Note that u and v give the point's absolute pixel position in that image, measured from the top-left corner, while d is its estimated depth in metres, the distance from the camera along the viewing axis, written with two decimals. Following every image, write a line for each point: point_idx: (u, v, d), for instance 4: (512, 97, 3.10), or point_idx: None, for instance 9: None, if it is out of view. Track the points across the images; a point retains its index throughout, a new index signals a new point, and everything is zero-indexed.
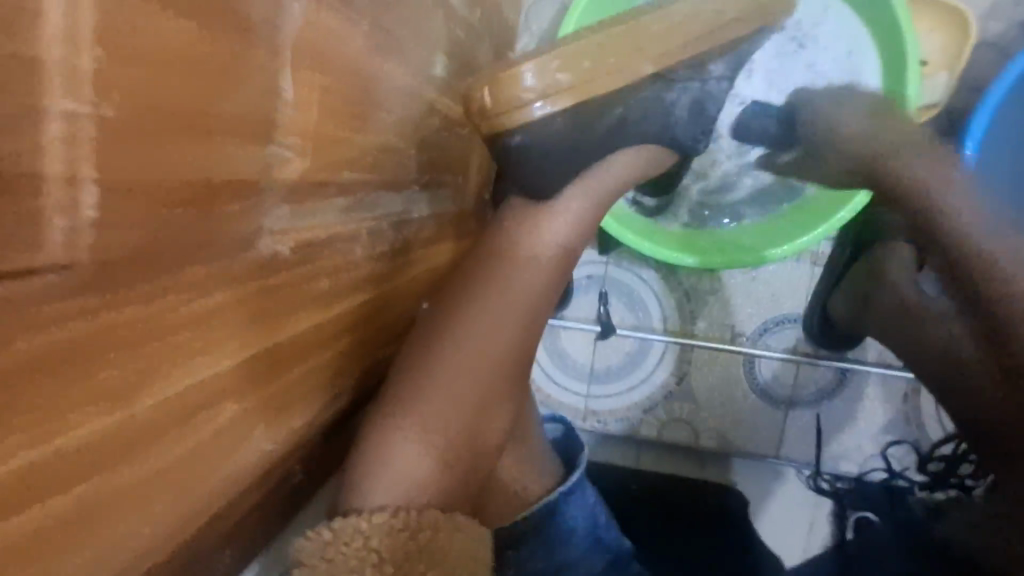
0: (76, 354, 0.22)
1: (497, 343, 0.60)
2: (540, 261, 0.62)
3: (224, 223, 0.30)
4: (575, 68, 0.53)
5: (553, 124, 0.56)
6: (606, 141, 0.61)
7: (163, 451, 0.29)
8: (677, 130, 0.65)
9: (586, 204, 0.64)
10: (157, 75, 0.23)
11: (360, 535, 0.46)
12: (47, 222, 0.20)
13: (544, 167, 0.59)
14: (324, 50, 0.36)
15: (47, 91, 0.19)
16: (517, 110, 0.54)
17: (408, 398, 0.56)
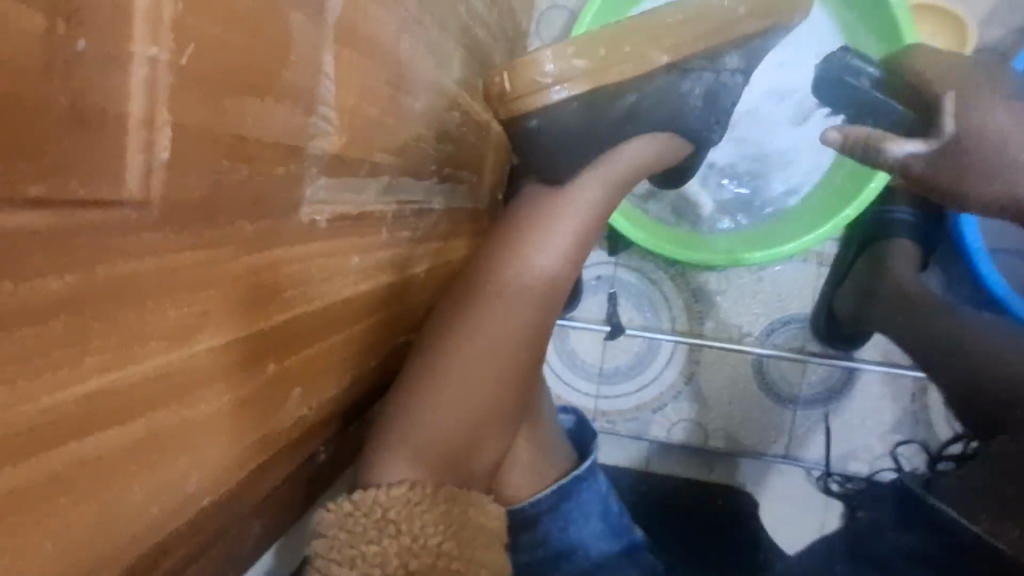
0: (142, 288, 0.24)
1: (515, 327, 0.59)
2: (558, 243, 0.62)
3: (272, 185, 0.31)
4: (591, 55, 0.56)
5: (569, 108, 0.57)
6: (620, 128, 0.63)
7: (209, 398, 0.30)
8: (693, 118, 0.67)
9: (603, 189, 0.65)
10: (222, 47, 0.25)
11: (380, 508, 0.47)
12: (126, 160, 0.22)
13: (559, 152, 0.61)
14: (361, 33, 0.37)
15: (131, 38, 0.21)
16: (535, 94, 0.56)
17: (427, 377, 0.56)
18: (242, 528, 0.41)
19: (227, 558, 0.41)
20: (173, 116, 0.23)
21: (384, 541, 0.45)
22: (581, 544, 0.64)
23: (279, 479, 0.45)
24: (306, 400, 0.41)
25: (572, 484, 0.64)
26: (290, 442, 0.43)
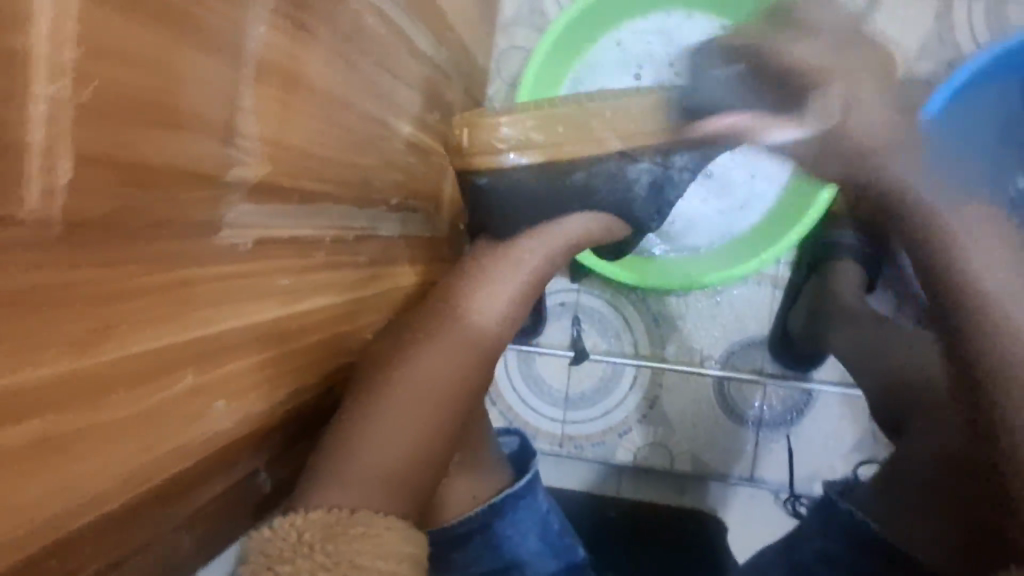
0: (46, 296, 0.27)
1: (444, 369, 0.61)
2: (499, 297, 0.67)
3: (186, 207, 0.35)
4: (548, 129, 0.62)
5: (524, 177, 0.64)
6: (565, 201, 0.67)
7: (122, 399, 0.33)
8: (636, 205, 0.71)
9: (547, 251, 0.69)
10: (120, 84, 0.28)
11: (295, 530, 0.47)
12: (26, 182, 0.25)
13: (504, 212, 0.66)
14: (290, 74, 0.41)
15: (33, 79, 0.25)
16: (492, 156, 0.62)
17: (368, 402, 0.57)
18: (171, 541, 0.42)
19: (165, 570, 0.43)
20: (72, 145, 0.27)
21: (298, 561, 0.46)
22: (518, 561, 0.66)
23: (213, 496, 0.46)
24: (230, 413, 0.43)
25: (507, 501, 0.66)
26: (221, 454, 0.44)
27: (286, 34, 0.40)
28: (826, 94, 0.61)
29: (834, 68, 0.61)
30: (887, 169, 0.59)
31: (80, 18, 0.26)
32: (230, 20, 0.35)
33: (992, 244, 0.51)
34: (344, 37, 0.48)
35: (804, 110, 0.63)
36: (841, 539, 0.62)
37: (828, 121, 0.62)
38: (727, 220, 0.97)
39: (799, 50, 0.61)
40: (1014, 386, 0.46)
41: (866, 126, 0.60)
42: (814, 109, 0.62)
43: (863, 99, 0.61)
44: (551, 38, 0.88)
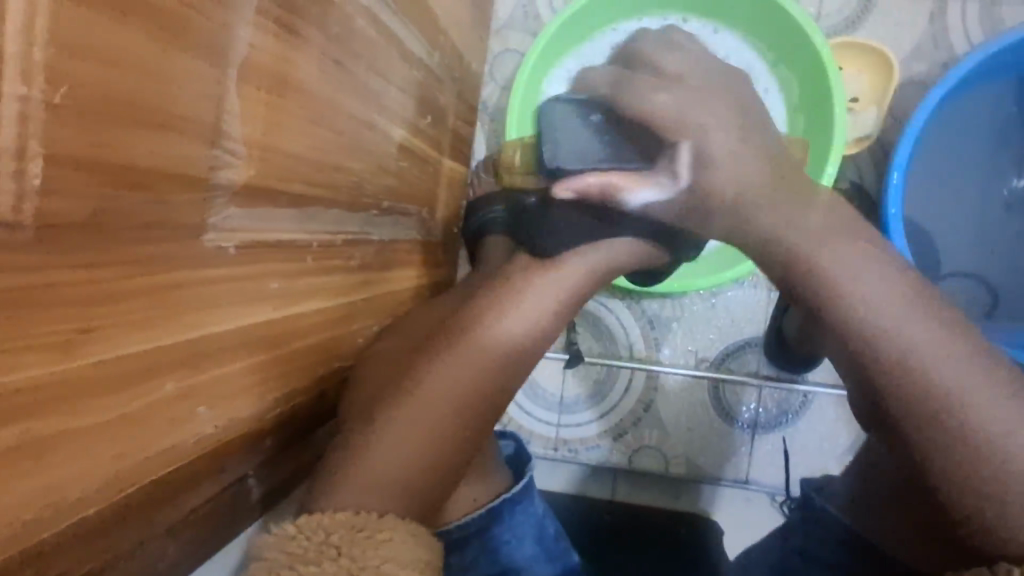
0: (22, 299, 0.27)
1: (483, 375, 0.60)
2: (532, 315, 0.63)
3: (170, 211, 0.35)
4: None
5: (553, 198, 0.72)
6: (608, 221, 0.66)
7: (101, 405, 0.32)
8: (681, 234, 0.70)
9: (591, 270, 0.67)
10: (98, 86, 0.28)
11: (321, 530, 0.46)
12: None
13: (548, 227, 0.66)
14: (277, 76, 0.41)
15: (5, 78, 0.24)
16: (532, 175, 0.76)
17: (392, 406, 0.57)
18: (157, 547, 0.42)
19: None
20: (48, 146, 0.26)
21: (324, 563, 0.44)
22: (517, 567, 0.65)
23: (202, 502, 0.45)
24: (217, 417, 0.43)
25: (503, 505, 0.65)
26: (208, 461, 0.44)
27: (272, 35, 0.40)
28: (676, 160, 0.61)
29: (689, 121, 0.61)
30: (763, 218, 0.58)
31: (55, 20, 0.25)
32: (215, 21, 0.35)
33: (888, 279, 0.51)
34: (334, 39, 0.48)
35: (664, 167, 0.62)
36: (825, 541, 0.61)
37: (685, 178, 0.61)
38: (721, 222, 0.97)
39: (658, 100, 0.63)
40: (911, 402, 0.46)
41: (729, 183, 0.60)
42: (675, 168, 0.61)
43: (722, 159, 0.60)
44: (544, 41, 0.87)
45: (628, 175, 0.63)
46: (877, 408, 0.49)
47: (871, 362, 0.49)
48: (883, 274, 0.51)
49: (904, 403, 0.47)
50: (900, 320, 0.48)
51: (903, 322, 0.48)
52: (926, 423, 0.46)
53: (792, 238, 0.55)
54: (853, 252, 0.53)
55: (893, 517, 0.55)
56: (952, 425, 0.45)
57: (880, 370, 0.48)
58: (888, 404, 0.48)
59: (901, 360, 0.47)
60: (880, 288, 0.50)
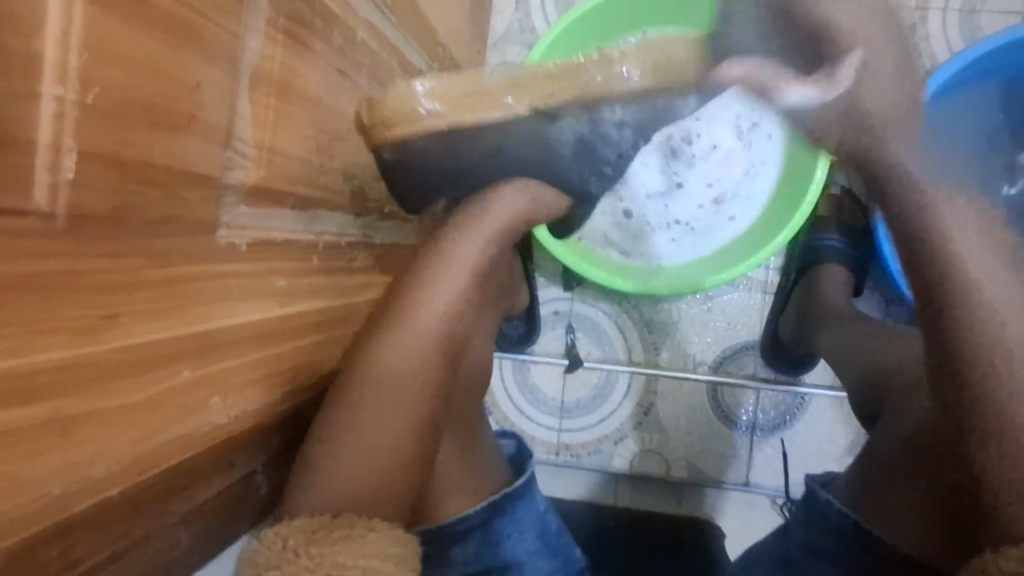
0: (48, 285, 0.28)
1: (421, 370, 0.57)
2: (455, 280, 0.59)
3: (185, 206, 0.37)
4: (461, 90, 0.54)
5: (427, 141, 0.56)
6: (475, 165, 0.60)
7: (120, 389, 0.34)
8: (563, 167, 0.63)
9: (475, 243, 0.61)
10: (120, 87, 0.30)
11: (280, 538, 0.47)
12: (33, 176, 0.27)
13: (419, 177, 0.60)
14: (285, 85, 0.44)
15: (41, 80, 0.26)
16: (407, 120, 0.54)
17: (339, 407, 0.55)
18: (170, 537, 0.43)
19: (165, 566, 0.43)
20: (79, 144, 0.28)
21: (283, 566, 0.45)
22: (516, 560, 0.66)
23: (211, 495, 0.46)
24: (227, 408, 0.44)
25: (509, 499, 0.66)
26: (216, 453, 0.45)
27: (280, 43, 0.42)
28: (839, 64, 0.51)
29: (861, 32, 0.51)
30: (881, 151, 0.52)
31: (87, 23, 0.28)
32: (226, 29, 0.37)
33: (973, 241, 0.47)
34: (338, 50, 0.50)
35: (826, 68, 0.52)
36: (825, 534, 0.59)
37: (843, 87, 0.51)
38: (714, 229, 0.97)
39: (835, 10, 0.51)
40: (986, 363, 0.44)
41: (880, 101, 0.52)
42: (832, 72, 0.51)
43: (883, 70, 0.52)
44: (542, 48, 0.90)
45: (771, 72, 0.53)
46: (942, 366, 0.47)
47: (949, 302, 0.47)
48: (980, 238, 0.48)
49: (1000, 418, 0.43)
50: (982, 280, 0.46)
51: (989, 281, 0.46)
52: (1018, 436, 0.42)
53: (899, 174, 0.51)
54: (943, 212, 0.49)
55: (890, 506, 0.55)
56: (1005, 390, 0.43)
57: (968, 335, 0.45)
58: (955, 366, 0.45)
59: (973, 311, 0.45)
60: (977, 255, 0.47)
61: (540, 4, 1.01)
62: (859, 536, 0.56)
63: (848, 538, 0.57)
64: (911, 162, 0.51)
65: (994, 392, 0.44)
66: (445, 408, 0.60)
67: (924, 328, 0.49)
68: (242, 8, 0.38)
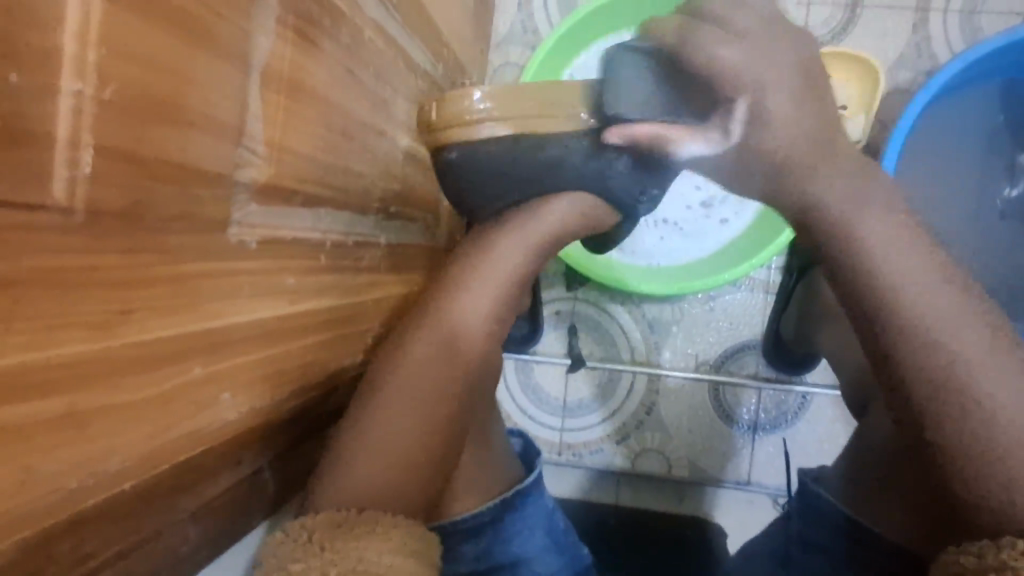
0: (65, 279, 0.29)
1: (439, 369, 0.58)
2: (496, 279, 0.61)
3: (198, 202, 0.37)
4: (523, 96, 0.57)
5: (490, 147, 0.58)
6: (536, 177, 0.61)
7: (132, 384, 0.34)
8: (616, 186, 0.63)
9: (523, 246, 0.62)
10: (135, 84, 0.31)
11: (306, 530, 0.47)
12: (52, 171, 0.27)
13: (478, 184, 0.60)
14: (295, 83, 0.44)
15: (59, 75, 0.27)
16: (469, 126, 0.57)
17: (359, 407, 0.57)
18: (180, 533, 0.43)
19: (175, 563, 0.44)
20: (95, 139, 0.29)
21: (308, 559, 0.45)
22: (523, 558, 0.66)
23: (220, 492, 0.47)
24: (236, 405, 0.44)
25: (516, 497, 0.67)
26: (225, 449, 0.45)
27: (290, 43, 0.42)
28: (730, 115, 0.52)
29: (749, 77, 0.50)
30: (810, 181, 0.51)
31: (103, 20, 0.28)
32: (238, 27, 0.38)
33: (912, 247, 0.48)
34: (346, 49, 0.51)
35: (715, 121, 0.53)
36: (823, 526, 0.59)
37: (727, 143, 0.53)
38: (708, 229, 0.98)
39: (721, 55, 0.50)
40: (924, 375, 0.44)
41: (811, 139, 0.51)
42: (725, 126, 0.53)
43: (775, 120, 0.51)
44: (545, 48, 0.90)
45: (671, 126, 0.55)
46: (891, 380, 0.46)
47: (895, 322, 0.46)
48: (922, 255, 0.47)
49: (947, 430, 0.43)
50: (924, 286, 0.46)
51: (932, 294, 0.45)
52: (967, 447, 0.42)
53: (826, 201, 0.50)
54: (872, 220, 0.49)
55: (889, 505, 0.55)
56: (962, 395, 0.43)
57: (911, 351, 0.45)
58: (906, 376, 0.45)
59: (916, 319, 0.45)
60: (919, 272, 0.46)
61: (542, 6, 1.02)
62: (847, 528, 0.57)
63: (841, 530, 0.57)
64: (845, 185, 0.50)
65: (956, 407, 0.43)
66: (468, 409, 0.61)
67: (867, 347, 0.48)
68: (254, 6, 0.38)
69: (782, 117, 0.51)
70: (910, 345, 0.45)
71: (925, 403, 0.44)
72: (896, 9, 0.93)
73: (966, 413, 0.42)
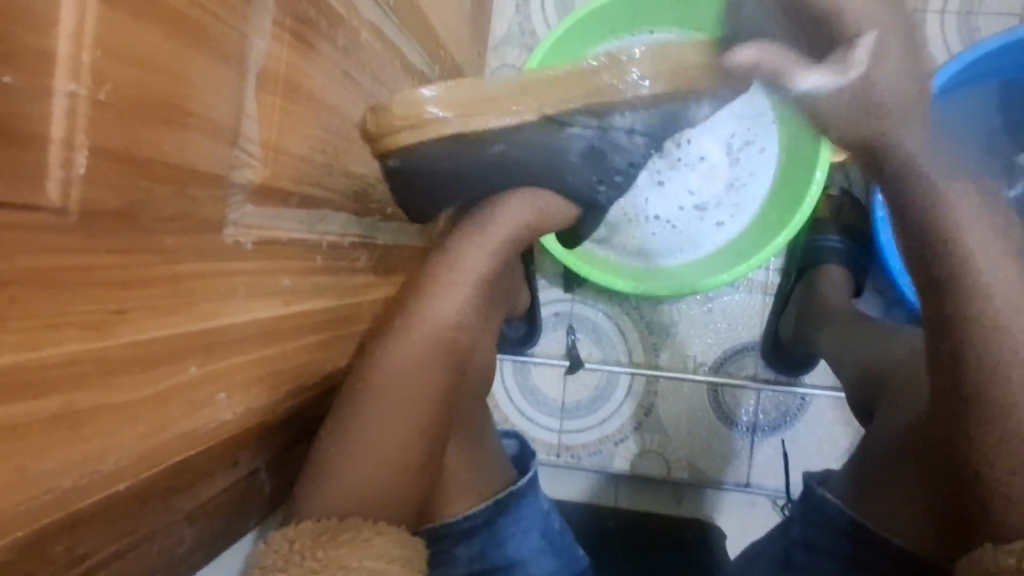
0: (61, 281, 0.29)
1: (420, 375, 0.57)
2: (465, 283, 0.60)
3: (194, 204, 0.37)
4: (471, 94, 0.56)
5: (432, 145, 0.57)
6: (488, 174, 0.60)
7: (128, 384, 0.34)
8: (574, 177, 0.62)
9: (485, 248, 0.61)
10: (130, 86, 0.31)
11: (287, 540, 0.48)
12: (46, 172, 0.27)
13: (438, 185, 0.60)
14: (291, 84, 0.44)
15: (54, 76, 0.27)
16: (417, 122, 0.56)
17: (341, 414, 0.56)
18: (176, 533, 0.43)
19: (171, 563, 0.44)
20: (90, 140, 0.29)
21: (291, 567, 0.46)
22: (520, 559, 0.66)
23: (216, 492, 0.47)
24: (232, 405, 0.45)
25: (513, 498, 0.67)
26: (222, 449, 0.45)
27: (287, 45, 0.43)
28: (854, 46, 0.49)
29: (866, 13, 0.49)
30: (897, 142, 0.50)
31: (99, 22, 0.28)
32: (233, 28, 0.38)
33: (984, 223, 0.47)
34: (343, 51, 0.51)
35: (836, 53, 0.50)
36: (825, 527, 0.59)
37: (854, 72, 0.50)
38: (719, 221, 0.98)
39: None
40: (984, 365, 0.44)
41: (889, 93, 0.50)
42: (845, 59, 0.50)
43: (888, 60, 0.50)
44: (543, 50, 0.90)
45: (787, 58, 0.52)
46: (948, 368, 0.46)
47: (954, 307, 0.46)
48: (993, 234, 0.47)
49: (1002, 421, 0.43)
50: (987, 270, 0.46)
51: (996, 275, 0.46)
52: (1011, 443, 0.43)
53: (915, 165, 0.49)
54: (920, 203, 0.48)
55: (886, 506, 0.55)
56: (1011, 387, 0.44)
57: (972, 338, 0.45)
58: (961, 366, 0.45)
59: (977, 306, 0.45)
60: (990, 250, 0.46)
61: (541, 8, 1.02)
62: (852, 530, 0.57)
63: (843, 533, 0.57)
64: (926, 149, 0.49)
65: (1004, 398, 0.43)
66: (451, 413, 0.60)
67: (929, 331, 0.48)
68: (250, 9, 0.39)
69: (890, 53, 0.50)
70: (969, 331, 0.45)
71: (981, 394, 0.44)
72: None
73: (1005, 406, 0.43)
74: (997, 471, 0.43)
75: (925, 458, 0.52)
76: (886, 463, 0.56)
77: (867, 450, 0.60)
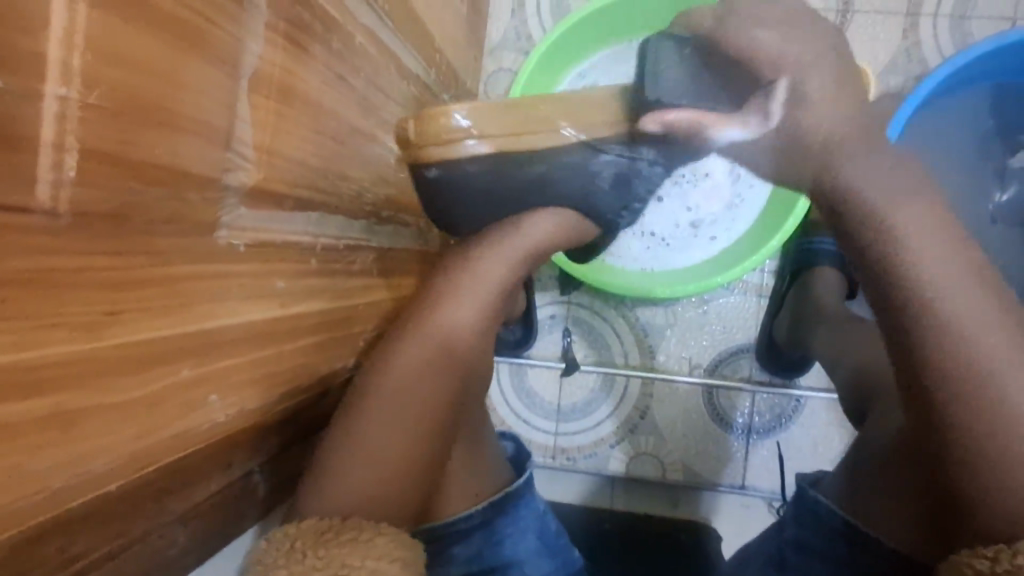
0: (53, 281, 0.29)
1: (428, 378, 0.58)
2: (482, 293, 0.61)
3: (187, 205, 0.37)
4: (502, 115, 0.56)
5: (473, 168, 0.57)
6: (519, 194, 0.60)
7: (119, 386, 0.34)
8: (601, 201, 0.64)
9: (509, 265, 0.62)
10: (122, 88, 0.31)
11: (289, 538, 0.48)
12: (37, 174, 0.27)
13: (463, 207, 0.60)
14: (285, 87, 0.44)
15: (44, 79, 0.27)
16: (455, 144, 0.56)
17: (347, 415, 0.56)
18: (169, 535, 0.43)
19: (164, 565, 0.44)
20: (82, 141, 0.29)
21: (293, 565, 0.46)
22: (516, 560, 0.66)
23: (210, 494, 0.47)
24: (226, 406, 0.45)
25: (509, 499, 0.67)
26: (216, 452, 0.45)
27: (281, 48, 0.43)
28: (770, 96, 0.53)
29: (792, 57, 0.51)
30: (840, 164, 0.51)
31: (90, 25, 0.28)
32: (226, 31, 0.38)
33: (936, 241, 0.47)
34: (337, 54, 0.51)
35: (756, 104, 0.54)
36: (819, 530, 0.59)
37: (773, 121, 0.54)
38: (712, 237, 0.98)
39: (764, 38, 0.52)
40: (945, 375, 0.44)
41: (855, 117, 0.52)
42: (765, 108, 0.53)
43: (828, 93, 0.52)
44: (538, 55, 0.91)
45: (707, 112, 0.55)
46: (908, 377, 0.46)
47: (914, 318, 0.46)
48: (947, 251, 0.47)
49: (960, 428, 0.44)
50: (946, 285, 0.46)
51: (949, 290, 0.46)
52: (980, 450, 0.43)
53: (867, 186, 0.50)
54: (914, 210, 0.48)
55: (880, 507, 0.55)
56: (975, 396, 0.43)
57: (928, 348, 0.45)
58: (925, 375, 0.45)
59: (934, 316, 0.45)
60: (943, 268, 0.46)
61: (536, 13, 1.03)
62: (847, 531, 0.57)
63: (839, 534, 0.57)
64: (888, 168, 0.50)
65: (966, 406, 0.43)
66: (459, 416, 0.61)
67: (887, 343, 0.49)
68: (243, 12, 0.39)
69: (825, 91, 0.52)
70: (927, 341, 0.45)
71: (944, 402, 0.44)
72: (886, 15, 0.94)
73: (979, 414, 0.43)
74: (984, 479, 0.43)
75: (913, 460, 0.52)
76: (882, 466, 0.56)
77: (860, 452, 0.60)
